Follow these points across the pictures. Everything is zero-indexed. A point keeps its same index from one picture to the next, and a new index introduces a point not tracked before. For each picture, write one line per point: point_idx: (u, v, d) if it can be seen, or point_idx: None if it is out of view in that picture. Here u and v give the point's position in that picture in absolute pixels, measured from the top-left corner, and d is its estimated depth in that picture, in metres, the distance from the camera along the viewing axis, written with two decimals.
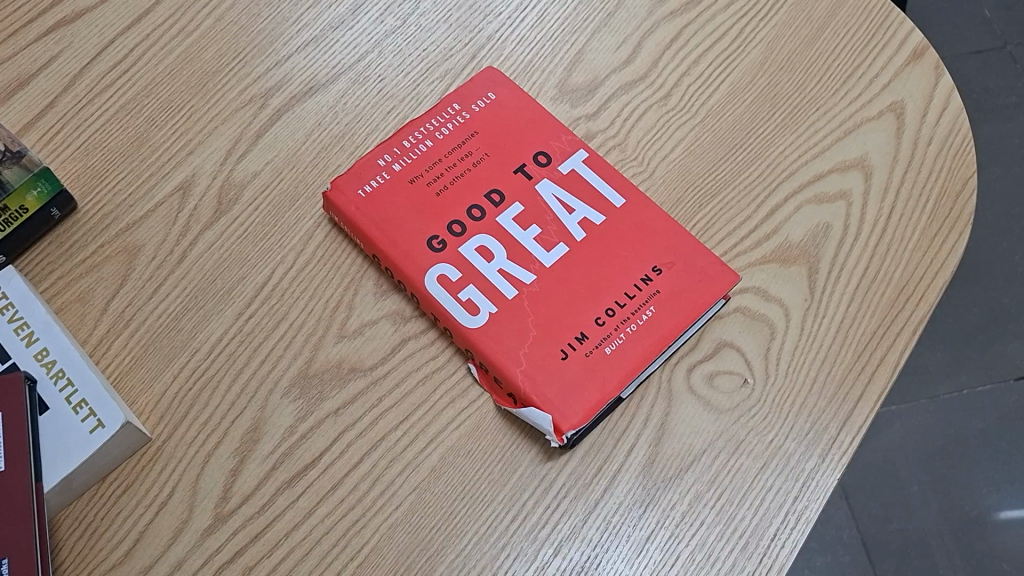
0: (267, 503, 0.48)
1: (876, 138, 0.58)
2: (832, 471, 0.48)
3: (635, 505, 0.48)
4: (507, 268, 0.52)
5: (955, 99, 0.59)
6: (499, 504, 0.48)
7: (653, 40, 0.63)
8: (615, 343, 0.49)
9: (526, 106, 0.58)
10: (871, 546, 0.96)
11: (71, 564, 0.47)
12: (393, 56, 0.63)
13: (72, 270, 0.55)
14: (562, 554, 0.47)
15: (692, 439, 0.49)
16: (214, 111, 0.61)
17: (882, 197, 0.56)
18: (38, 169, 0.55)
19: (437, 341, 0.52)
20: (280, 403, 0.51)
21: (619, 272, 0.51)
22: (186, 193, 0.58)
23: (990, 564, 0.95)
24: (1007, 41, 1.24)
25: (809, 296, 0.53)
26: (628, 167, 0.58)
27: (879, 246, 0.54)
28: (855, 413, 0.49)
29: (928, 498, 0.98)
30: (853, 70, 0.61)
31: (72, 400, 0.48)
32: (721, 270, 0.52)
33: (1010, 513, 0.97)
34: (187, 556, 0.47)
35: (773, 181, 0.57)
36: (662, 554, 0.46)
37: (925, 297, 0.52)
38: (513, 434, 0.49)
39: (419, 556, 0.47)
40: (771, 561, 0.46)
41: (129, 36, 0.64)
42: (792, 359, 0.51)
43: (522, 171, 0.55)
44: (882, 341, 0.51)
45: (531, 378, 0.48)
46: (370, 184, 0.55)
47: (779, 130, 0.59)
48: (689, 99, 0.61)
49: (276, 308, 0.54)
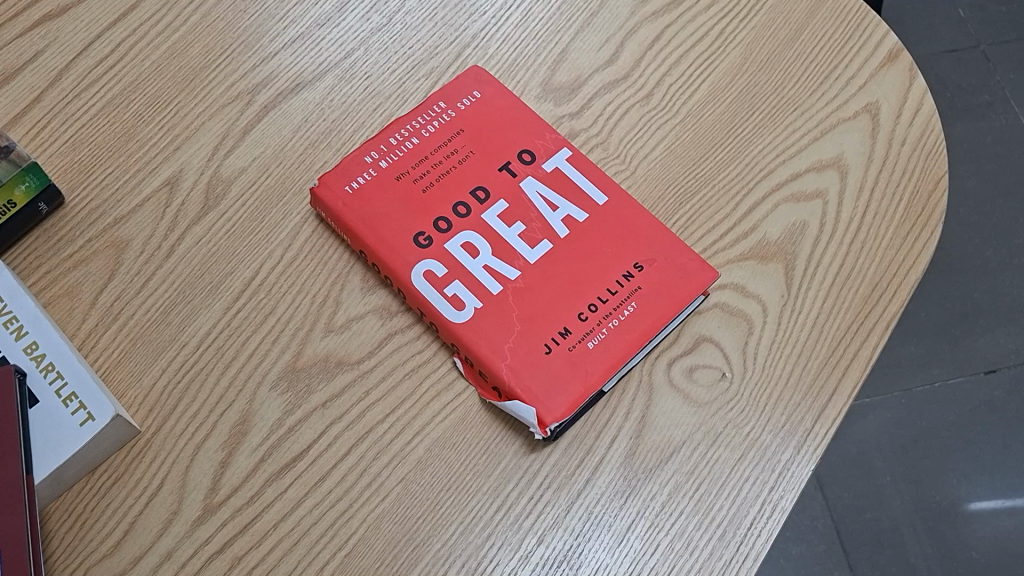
0: (256, 495, 0.49)
1: (852, 138, 0.60)
2: (806, 462, 0.50)
3: (615, 496, 0.49)
4: (492, 265, 0.53)
5: (928, 101, 0.61)
6: (484, 495, 0.49)
7: (635, 40, 0.64)
8: (597, 338, 0.50)
9: (510, 105, 0.59)
10: (844, 536, 0.99)
11: (61, 555, 0.47)
12: (379, 54, 0.63)
13: (59, 266, 0.55)
14: (545, 544, 0.48)
15: (670, 432, 0.50)
16: (201, 106, 0.61)
17: (857, 196, 0.58)
18: (27, 164, 0.55)
19: (422, 336, 0.53)
20: (268, 397, 0.52)
21: (602, 269, 0.53)
22: (174, 188, 0.58)
23: (960, 553, 0.97)
24: (981, 41, 1.27)
25: (785, 292, 0.54)
26: (610, 165, 0.59)
27: (853, 244, 0.56)
28: (830, 407, 0.51)
29: (900, 488, 1.01)
30: (829, 71, 0.62)
31: (62, 394, 0.48)
32: (701, 267, 0.53)
33: (980, 503, 0.99)
34: (176, 547, 0.48)
35: (751, 180, 0.59)
36: (642, 543, 0.48)
37: (897, 293, 0.54)
38: (497, 427, 0.50)
39: (406, 546, 0.48)
40: (748, 550, 0.47)
41: (115, 31, 0.64)
42: (769, 355, 0.52)
43: (507, 168, 0.56)
44: (856, 336, 0.53)
45: (516, 372, 0.49)
46: (357, 181, 0.56)
47: (757, 130, 0.60)
48: (670, 98, 0.62)
49: (263, 303, 0.54)
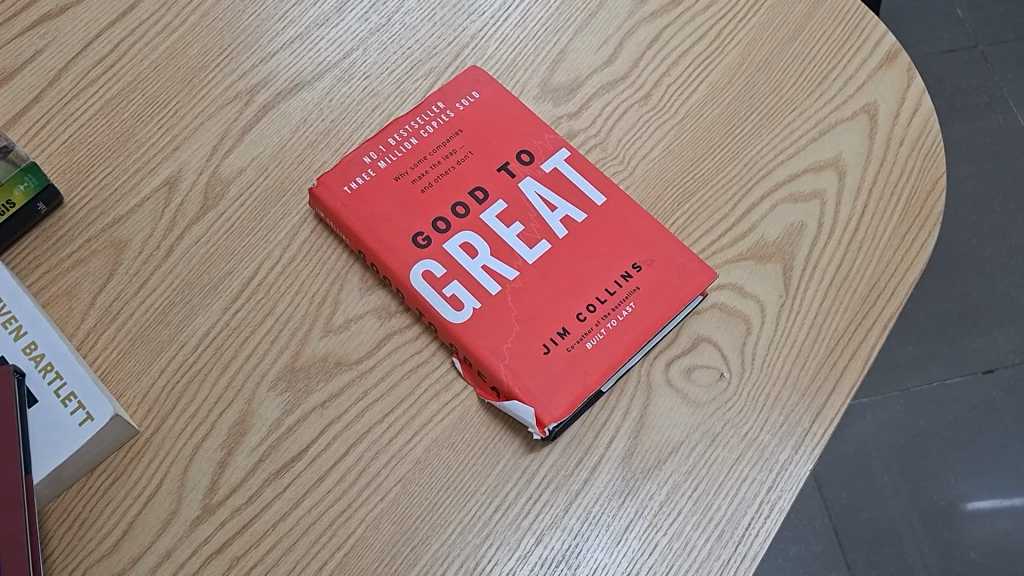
0: (254, 494, 0.49)
1: (850, 139, 0.60)
2: (804, 462, 0.50)
3: (614, 496, 0.49)
4: (491, 265, 0.53)
5: (926, 102, 0.61)
6: (482, 495, 0.49)
7: (634, 40, 0.65)
8: (596, 338, 0.51)
9: (509, 105, 0.59)
10: (842, 535, 0.99)
11: (59, 555, 0.47)
12: (377, 54, 0.64)
13: (57, 266, 0.55)
14: (543, 544, 0.48)
15: (669, 432, 0.51)
16: (200, 107, 0.61)
17: (855, 196, 0.58)
18: (25, 164, 0.55)
19: (421, 336, 0.53)
20: (267, 397, 0.52)
21: (601, 269, 0.53)
22: (173, 188, 0.58)
23: (957, 552, 0.98)
24: (979, 41, 1.27)
25: (783, 293, 0.54)
26: (608, 166, 0.59)
27: (851, 245, 0.56)
28: (828, 407, 0.51)
29: (898, 488, 1.01)
30: (828, 72, 0.62)
31: (61, 394, 0.48)
32: (699, 267, 0.53)
33: (978, 503, 1.00)
34: (175, 547, 0.48)
35: (749, 181, 0.59)
36: (640, 543, 0.48)
37: (895, 294, 0.54)
38: (496, 427, 0.51)
39: (404, 546, 0.48)
40: (745, 549, 0.48)
41: (114, 31, 0.64)
42: (767, 355, 0.52)
43: (505, 169, 0.56)
44: (854, 336, 0.53)
45: (515, 372, 0.49)
46: (355, 181, 0.56)
47: (755, 131, 0.61)
48: (669, 99, 0.62)
49: (262, 303, 0.54)
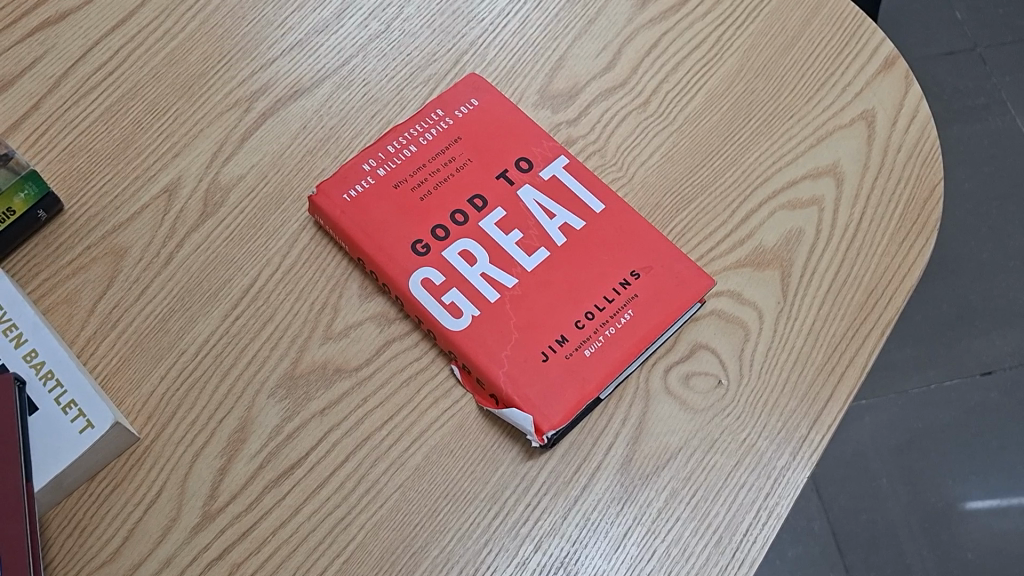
0: (255, 501, 0.49)
1: (848, 145, 0.60)
2: (802, 468, 0.50)
3: (612, 502, 0.49)
4: (489, 272, 0.53)
5: (923, 108, 0.61)
6: (481, 501, 0.49)
7: (633, 46, 0.65)
8: (594, 346, 0.51)
9: (508, 112, 0.59)
10: (840, 537, 0.99)
11: (60, 561, 0.48)
12: (377, 60, 0.64)
13: (58, 273, 0.55)
14: (542, 551, 0.48)
15: (667, 438, 0.51)
16: (199, 113, 0.62)
17: (853, 203, 0.58)
18: (25, 172, 0.55)
19: (420, 343, 0.53)
20: (267, 403, 0.52)
21: (599, 277, 0.53)
22: (173, 195, 0.59)
23: (955, 553, 0.98)
24: (977, 44, 1.27)
25: (781, 299, 0.55)
26: (607, 172, 0.59)
27: (849, 251, 0.56)
28: (825, 413, 0.51)
29: (896, 490, 1.01)
30: (825, 78, 0.63)
31: (61, 401, 0.48)
32: (697, 274, 0.53)
33: (975, 504, 1.00)
34: (176, 554, 0.48)
35: (748, 187, 0.59)
36: (638, 550, 0.48)
37: (893, 300, 0.54)
38: (495, 434, 0.51)
39: (404, 552, 0.48)
40: (743, 556, 0.48)
41: (113, 37, 0.64)
42: (765, 361, 0.53)
43: (504, 176, 0.56)
44: (851, 342, 0.53)
45: (513, 380, 0.50)
46: (355, 189, 0.56)
47: (754, 138, 0.61)
48: (667, 106, 0.62)
49: (262, 310, 0.55)
